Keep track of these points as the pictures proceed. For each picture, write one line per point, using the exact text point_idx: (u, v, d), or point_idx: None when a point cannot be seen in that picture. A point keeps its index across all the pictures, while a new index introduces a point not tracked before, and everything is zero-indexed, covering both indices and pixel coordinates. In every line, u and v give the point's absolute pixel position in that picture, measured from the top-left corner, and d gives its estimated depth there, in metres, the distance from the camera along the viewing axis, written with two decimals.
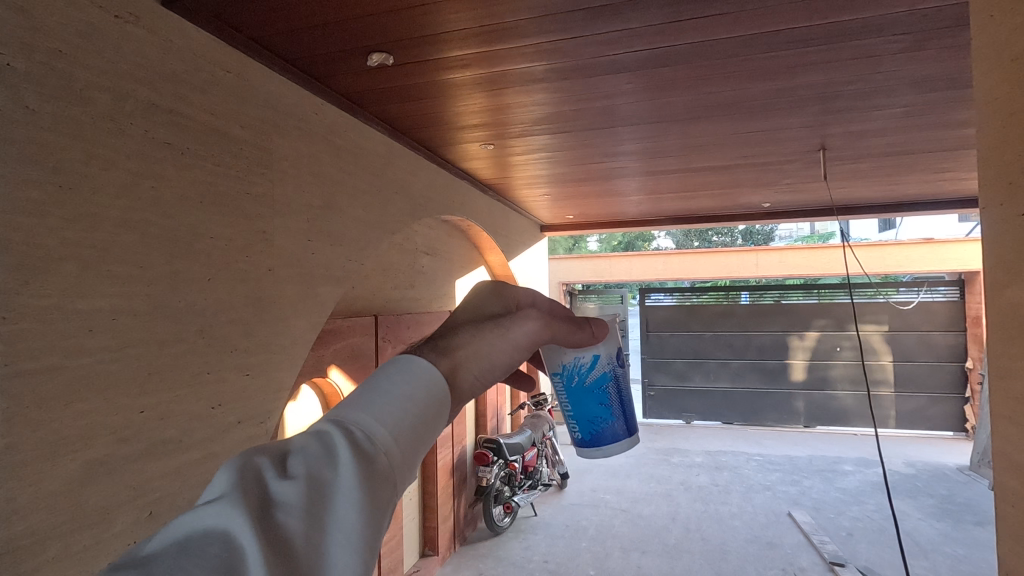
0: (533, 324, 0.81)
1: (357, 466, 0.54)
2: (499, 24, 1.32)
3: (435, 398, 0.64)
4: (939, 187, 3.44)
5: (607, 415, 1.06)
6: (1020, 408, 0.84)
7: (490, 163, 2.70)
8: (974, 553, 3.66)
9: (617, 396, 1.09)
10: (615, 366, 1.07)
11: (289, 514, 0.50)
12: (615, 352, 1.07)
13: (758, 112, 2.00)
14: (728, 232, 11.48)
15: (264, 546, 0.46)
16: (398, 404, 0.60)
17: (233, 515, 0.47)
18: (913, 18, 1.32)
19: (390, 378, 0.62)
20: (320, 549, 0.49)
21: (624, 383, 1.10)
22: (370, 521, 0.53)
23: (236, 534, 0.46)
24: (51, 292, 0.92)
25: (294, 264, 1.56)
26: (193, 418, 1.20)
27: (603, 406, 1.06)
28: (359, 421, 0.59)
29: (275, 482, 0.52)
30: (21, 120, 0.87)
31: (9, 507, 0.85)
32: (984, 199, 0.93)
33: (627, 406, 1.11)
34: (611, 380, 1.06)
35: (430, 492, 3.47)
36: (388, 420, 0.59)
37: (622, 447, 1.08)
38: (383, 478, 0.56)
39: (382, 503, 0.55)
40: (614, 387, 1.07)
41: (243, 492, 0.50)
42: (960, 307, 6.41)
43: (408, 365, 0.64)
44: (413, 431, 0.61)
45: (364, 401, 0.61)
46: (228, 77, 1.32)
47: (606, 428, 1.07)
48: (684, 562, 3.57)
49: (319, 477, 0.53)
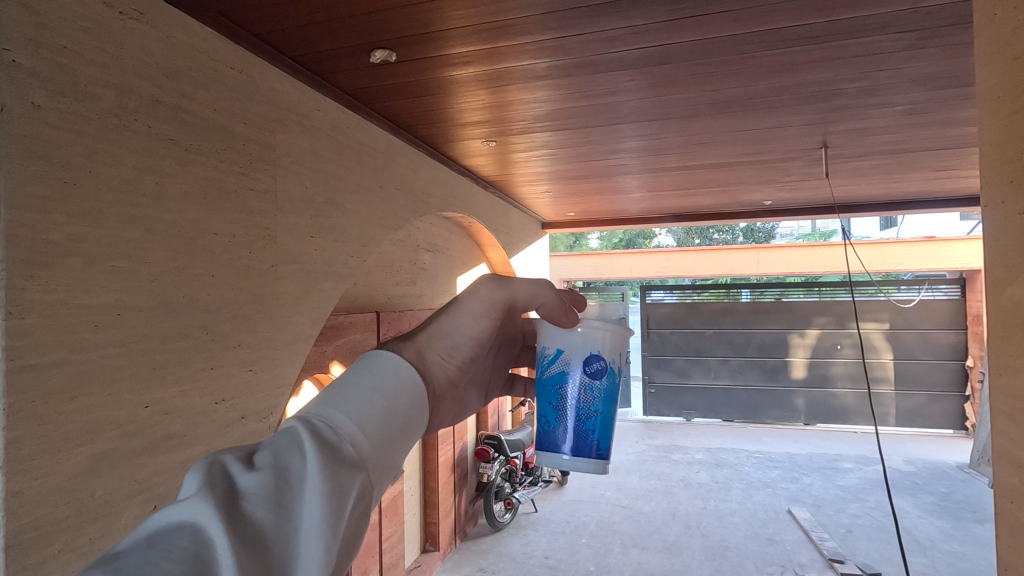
0: (492, 297, 0.93)
1: (324, 451, 0.58)
2: (501, 21, 1.32)
3: (402, 390, 0.69)
4: (940, 185, 3.44)
5: (551, 419, 0.95)
6: (1019, 405, 0.85)
7: (491, 160, 2.70)
8: (973, 551, 3.67)
9: (576, 409, 0.93)
10: (580, 372, 0.93)
11: (256, 500, 0.52)
12: (583, 354, 0.93)
13: (761, 109, 2.00)
14: (728, 229, 11.45)
15: (234, 530, 0.48)
16: (364, 396, 0.66)
17: (202, 504, 0.48)
18: (916, 16, 1.32)
19: (355, 375, 0.68)
20: (287, 532, 0.51)
21: (586, 395, 0.93)
22: (339, 503, 0.55)
23: (203, 521, 0.47)
24: (57, 288, 0.92)
25: (297, 261, 1.56)
26: (197, 414, 1.20)
27: (553, 409, 0.95)
28: (326, 415, 0.63)
29: (241, 474, 0.54)
30: (27, 115, 0.88)
31: (16, 500, 0.85)
32: (984, 198, 0.94)
33: (585, 423, 0.92)
34: (567, 383, 0.94)
35: (433, 488, 3.49)
36: (355, 412, 0.64)
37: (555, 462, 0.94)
38: (351, 464, 0.60)
39: (351, 486, 0.58)
40: (570, 393, 0.93)
41: (211, 481, 0.51)
42: (960, 305, 6.42)
43: (375, 363, 0.71)
44: (380, 422, 0.66)
45: (330, 398, 0.65)
46: (233, 74, 1.33)
47: (551, 433, 0.95)
48: (684, 558, 3.59)
49: (287, 466, 0.56)
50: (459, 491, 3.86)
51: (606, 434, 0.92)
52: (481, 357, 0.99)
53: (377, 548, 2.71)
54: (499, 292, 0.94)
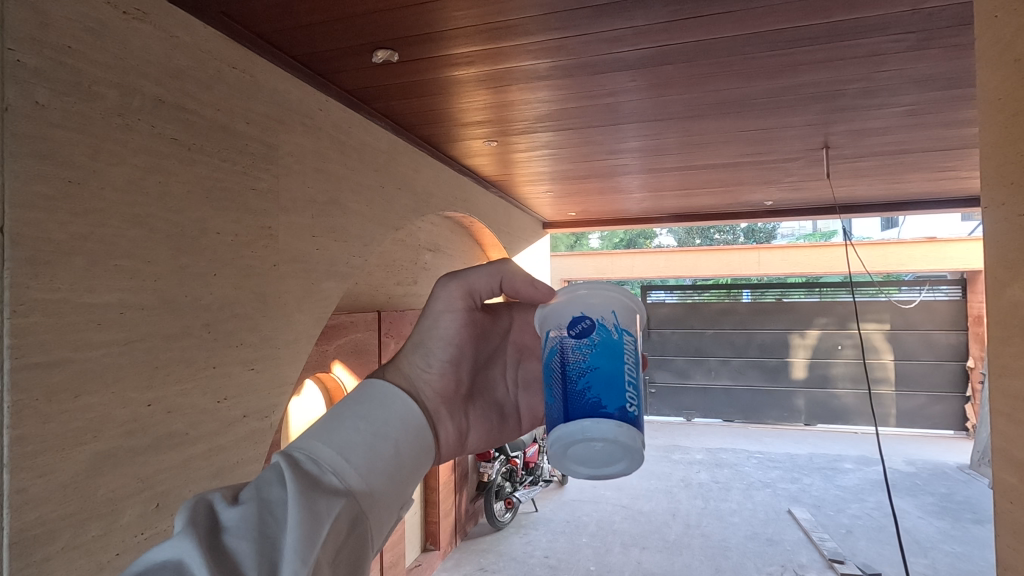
0: (447, 290, 0.86)
1: (306, 480, 0.59)
2: (504, 21, 1.33)
3: (390, 415, 0.71)
4: (940, 186, 3.44)
5: (546, 399, 0.71)
6: (1018, 406, 0.85)
7: (493, 160, 2.71)
8: (973, 552, 3.67)
9: (568, 377, 0.68)
10: (567, 336, 0.71)
11: (236, 531, 0.53)
12: (566, 318, 0.72)
13: (762, 110, 2.00)
14: (729, 229, 11.44)
15: (214, 560, 0.49)
16: (349, 424, 0.68)
17: (183, 540, 0.49)
18: (916, 18, 1.33)
19: (338, 408, 0.70)
20: (267, 557, 0.52)
21: (576, 357, 0.69)
22: (319, 527, 0.55)
23: (185, 555, 0.48)
24: (61, 286, 0.93)
25: (299, 260, 1.56)
26: (199, 412, 1.21)
27: (550, 392, 0.71)
28: (309, 446, 0.65)
29: (225, 508, 0.55)
30: (32, 116, 0.89)
31: (21, 497, 0.86)
32: (984, 199, 0.94)
33: (582, 386, 0.67)
34: (556, 355, 0.71)
35: (433, 488, 3.52)
36: (337, 440, 0.66)
37: (558, 455, 0.67)
38: (334, 491, 0.60)
39: (333, 511, 0.58)
40: (559, 363, 0.70)
41: (194, 516, 0.53)
42: (961, 306, 6.42)
43: (363, 391, 0.73)
44: (365, 447, 0.66)
45: (315, 431, 0.67)
46: (235, 73, 1.33)
47: (549, 414, 0.70)
48: (684, 558, 3.59)
49: (269, 498, 0.57)
50: (460, 490, 3.87)
51: (614, 392, 0.66)
52: (478, 363, 0.91)
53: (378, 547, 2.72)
54: (450, 282, 0.86)
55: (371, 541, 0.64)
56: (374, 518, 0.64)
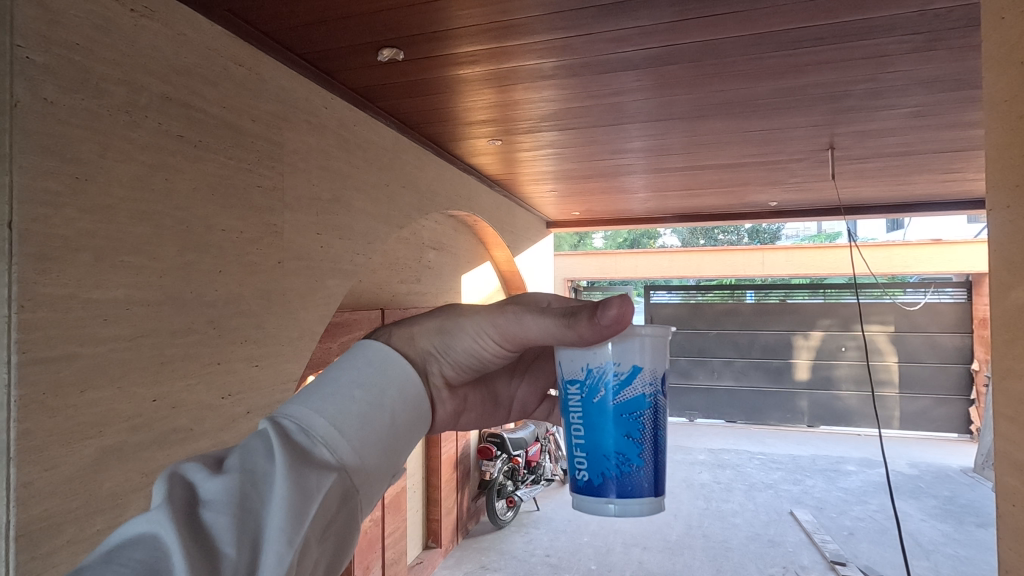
0: (500, 320, 0.76)
1: (294, 452, 0.58)
2: (511, 19, 1.33)
3: (388, 383, 0.68)
4: (946, 188, 3.42)
5: (634, 460, 0.75)
6: (1021, 408, 0.85)
7: (498, 159, 2.71)
8: (976, 554, 3.67)
9: (654, 438, 0.76)
10: (660, 392, 0.76)
11: (216, 505, 0.51)
12: (662, 370, 0.76)
13: (768, 111, 2.00)
14: (734, 230, 11.42)
15: (189, 537, 0.47)
16: (344, 393, 0.65)
17: (159, 514, 0.48)
18: (922, 19, 1.32)
19: (336, 374, 0.67)
20: (249, 533, 0.50)
21: (665, 420, 0.78)
22: (307, 504, 0.54)
23: (162, 532, 0.47)
24: (70, 281, 0.94)
25: (305, 258, 1.58)
26: (203, 408, 1.22)
27: (627, 442, 0.75)
28: (300, 415, 0.63)
29: (205, 480, 0.54)
30: (40, 112, 0.89)
31: (27, 491, 0.87)
32: (990, 201, 0.93)
33: (664, 455, 0.79)
34: (645, 409, 0.75)
35: (435, 485, 3.53)
36: (330, 410, 0.63)
37: (635, 509, 0.76)
38: (324, 465, 0.59)
39: (322, 486, 0.57)
40: (652, 421, 0.76)
41: (172, 488, 0.51)
42: (968, 309, 6.39)
43: (363, 357, 0.70)
44: (360, 418, 0.64)
45: (310, 396, 0.65)
46: (241, 71, 1.33)
47: (634, 475, 0.75)
48: (685, 558, 3.59)
49: (254, 468, 0.56)
50: (462, 489, 3.88)
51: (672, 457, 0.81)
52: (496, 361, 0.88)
53: (379, 544, 2.72)
54: (508, 315, 0.76)
55: (361, 512, 0.63)
56: (365, 491, 0.63)
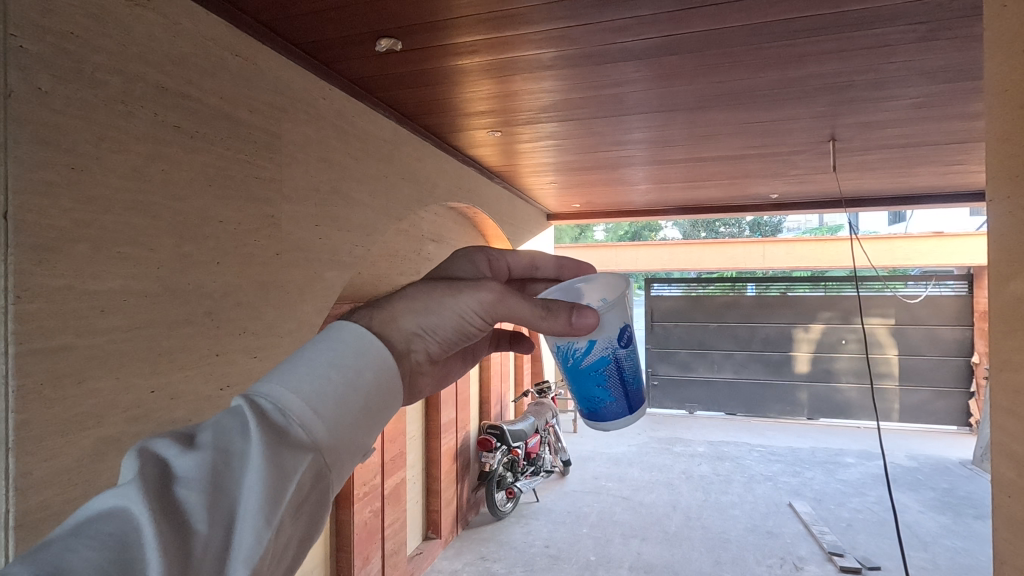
0: (489, 302, 0.77)
1: (268, 432, 0.56)
2: (509, 10, 1.31)
3: (365, 364, 0.65)
4: (950, 179, 3.39)
5: (607, 398, 0.92)
6: (1018, 400, 0.85)
7: (498, 150, 2.70)
8: (973, 546, 3.68)
9: (621, 376, 0.92)
10: (618, 348, 0.90)
11: (188, 483, 0.51)
12: (615, 333, 0.90)
13: (768, 102, 1.99)
14: (735, 223, 11.40)
15: (160, 515, 0.48)
16: (320, 371, 0.61)
17: (128, 490, 0.48)
18: (926, 8, 1.31)
19: (313, 350, 0.64)
20: (223, 511, 0.51)
21: (627, 364, 0.93)
22: (282, 484, 0.54)
23: (132, 506, 0.47)
24: (68, 271, 0.94)
25: (303, 249, 1.57)
26: (202, 399, 1.22)
27: (601, 387, 0.91)
28: (275, 393, 0.60)
29: (177, 456, 0.54)
30: (36, 102, 0.89)
31: (26, 481, 0.87)
32: (990, 192, 0.92)
33: (635, 384, 0.94)
34: (610, 363, 0.90)
35: (434, 476, 3.55)
36: (305, 389, 0.60)
37: (622, 427, 0.94)
38: (299, 446, 0.57)
39: (297, 468, 0.56)
40: (617, 370, 0.91)
41: (143, 466, 0.52)
42: (969, 302, 6.37)
43: (339, 336, 0.66)
44: (337, 399, 0.61)
45: (284, 373, 0.61)
46: (239, 61, 1.33)
47: (611, 408, 0.92)
48: (684, 549, 3.61)
49: (228, 446, 0.55)
50: (461, 480, 3.92)
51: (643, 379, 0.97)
52: None
53: (378, 535, 2.74)
54: (498, 296, 0.77)
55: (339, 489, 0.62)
56: (342, 468, 0.62)
